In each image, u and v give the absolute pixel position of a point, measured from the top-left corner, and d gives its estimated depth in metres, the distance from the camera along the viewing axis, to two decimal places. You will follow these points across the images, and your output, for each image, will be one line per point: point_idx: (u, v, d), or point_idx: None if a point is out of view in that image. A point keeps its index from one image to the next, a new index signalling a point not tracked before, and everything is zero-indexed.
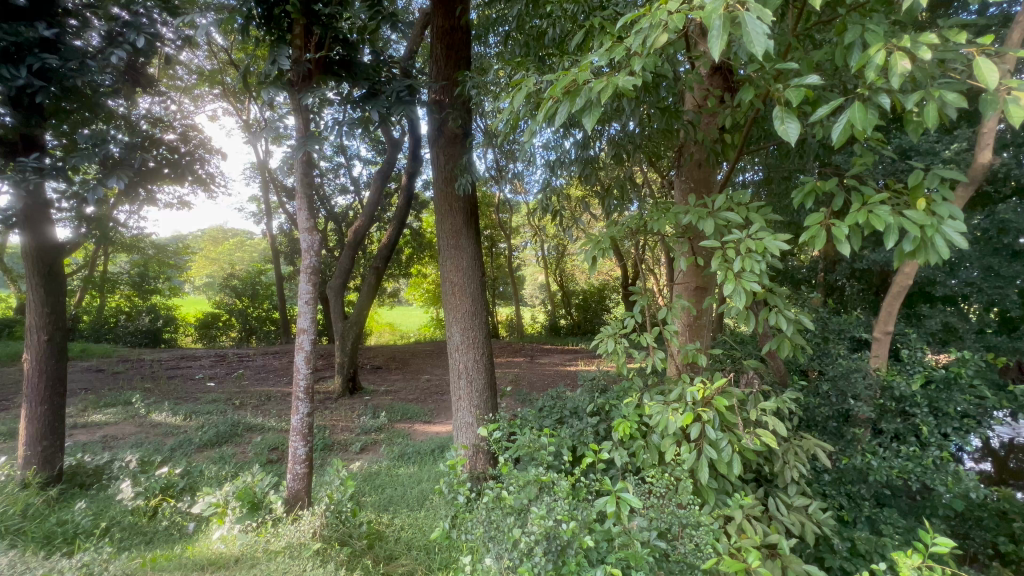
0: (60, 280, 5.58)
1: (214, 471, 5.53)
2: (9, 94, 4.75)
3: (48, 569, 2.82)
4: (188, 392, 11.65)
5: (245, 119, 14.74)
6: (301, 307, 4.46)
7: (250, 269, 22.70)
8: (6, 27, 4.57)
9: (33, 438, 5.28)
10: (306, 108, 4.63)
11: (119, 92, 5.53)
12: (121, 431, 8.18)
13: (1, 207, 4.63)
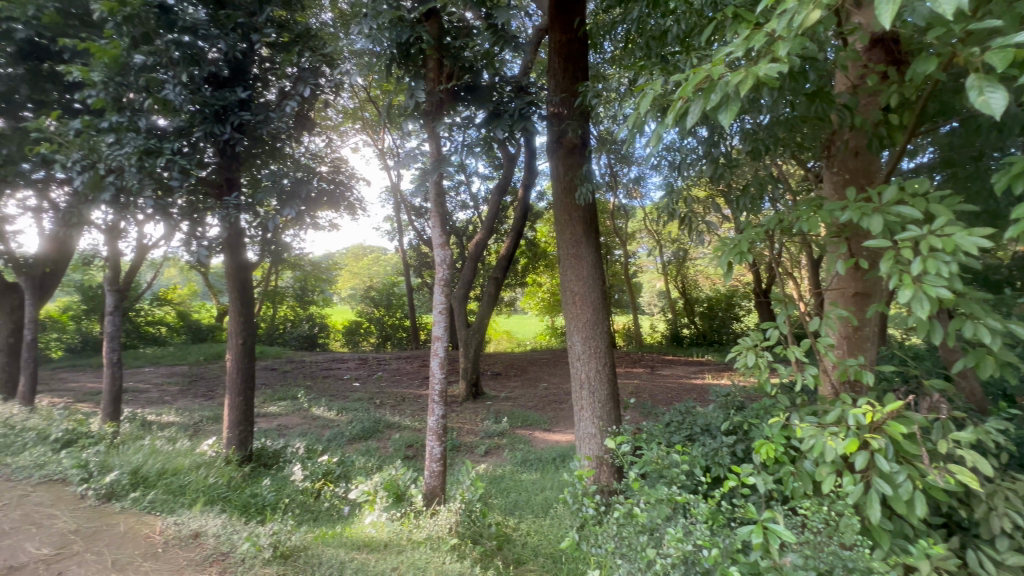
0: (250, 294, 6.79)
1: (363, 462, 6.24)
2: (218, 147, 5.97)
3: (248, 534, 3.43)
4: (339, 390, 13.33)
5: (381, 148, 16.58)
6: (436, 316, 4.83)
7: (386, 281, 25.32)
8: (217, 95, 5.76)
9: (232, 423, 6.47)
10: (439, 134, 5.04)
11: (292, 136, 6.62)
12: (291, 421, 9.66)
13: (214, 236, 5.81)
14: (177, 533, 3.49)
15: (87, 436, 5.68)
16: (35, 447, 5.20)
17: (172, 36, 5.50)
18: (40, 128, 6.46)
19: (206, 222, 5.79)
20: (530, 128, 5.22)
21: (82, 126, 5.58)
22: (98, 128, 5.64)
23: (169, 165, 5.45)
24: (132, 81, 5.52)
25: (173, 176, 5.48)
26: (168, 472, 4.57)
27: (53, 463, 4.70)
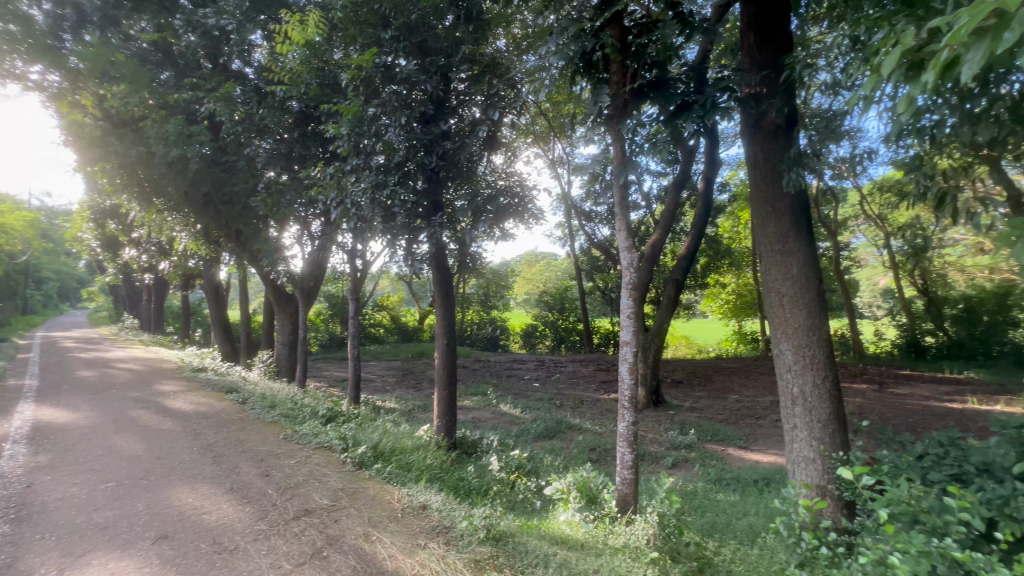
0: (452, 301, 7.71)
1: (551, 460, 6.52)
2: (427, 175, 6.95)
3: (465, 514, 3.90)
4: (521, 389, 14.23)
5: (552, 158, 17.25)
6: (623, 321, 4.79)
7: (559, 286, 26.14)
8: (425, 131, 6.73)
9: (441, 413, 7.43)
10: (624, 136, 5.01)
11: (483, 157, 7.31)
12: (483, 415, 10.67)
13: (425, 252, 6.80)
14: (409, 504, 4.17)
15: (342, 414, 7.21)
16: (311, 420, 6.82)
17: (392, 87, 6.65)
18: (308, 175, 8.47)
19: (419, 239, 6.81)
20: (726, 116, 4.80)
21: (334, 170, 7.12)
22: (344, 171, 7.15)
23: (393, 194, 6.61)
24: (366, 129, 6.83)
25: (396, 203, 6.65)
26: (398, 450, 5.47)
27: (323, 433, 6.08)
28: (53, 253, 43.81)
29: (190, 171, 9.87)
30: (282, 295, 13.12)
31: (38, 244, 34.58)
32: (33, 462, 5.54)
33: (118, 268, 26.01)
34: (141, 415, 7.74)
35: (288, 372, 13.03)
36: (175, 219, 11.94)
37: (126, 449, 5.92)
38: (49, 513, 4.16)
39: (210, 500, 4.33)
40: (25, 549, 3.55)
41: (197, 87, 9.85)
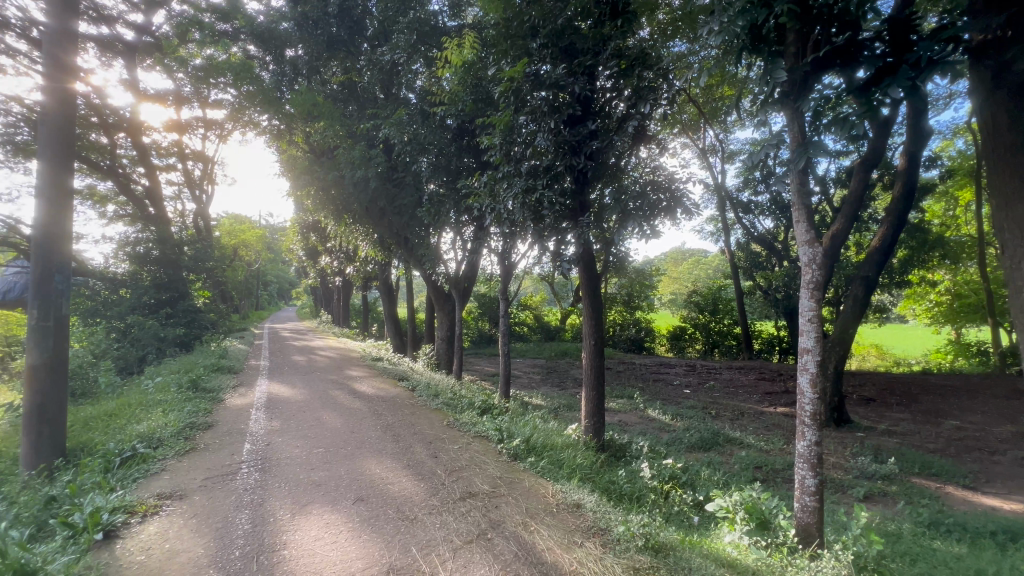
0: (599, 301, 7.65)
1: (708, 473, 6.02)
2: (575, 175, 7.02)
3: (620, 519, 3.86)
4: (671, 395, 13.49)
5: (703, 147, 15.98)
6: (802, 325, 4.21)
7: (711, 286, 24.07)
8: (574, 132, 6.84)
9: (588, 414, 7.44)
10: (803, 115, 4.41)
11: (633, 152, 7.08)
12: (630, 419, 10.36)
13: (573, 254, 6.87)
14: (564, 501, 4.27)
15: (496, 406, 7.69)
16: (469, 410, 7.43)
17: (542, 93, 6.85)
18: (464, 185, 9.23)
19: (567, 241, 6.95)
20: (949, 74, 4.03)
21: (488, 178, 7.64)
22: (496, 178, 7.63)
23: (542, 198, 6.86)
24: (517, 137, 7.20)
25: (546, 206, 6.91)
26: (549, 446, 5.63)
27: (481, 423, 6.59)
28: (274, 261, 55.26)
29: (370, 189, 11.51)
30: (441, 294, 14.47)
31: (265, 254, 43.94)
32: (270, 426, 7.08)
33: (318, 272, 31.76)
34: (338, 395, 9.32)
35: (446, 365, 14.39)
36: (359, 231, 14.06)
37: (330, 421, 7.22)
38: (282, 467, 5.27)
39: (393, 473, 5.00)
40: (270, 493, 4.56)
41: (376, 116, 11.41)
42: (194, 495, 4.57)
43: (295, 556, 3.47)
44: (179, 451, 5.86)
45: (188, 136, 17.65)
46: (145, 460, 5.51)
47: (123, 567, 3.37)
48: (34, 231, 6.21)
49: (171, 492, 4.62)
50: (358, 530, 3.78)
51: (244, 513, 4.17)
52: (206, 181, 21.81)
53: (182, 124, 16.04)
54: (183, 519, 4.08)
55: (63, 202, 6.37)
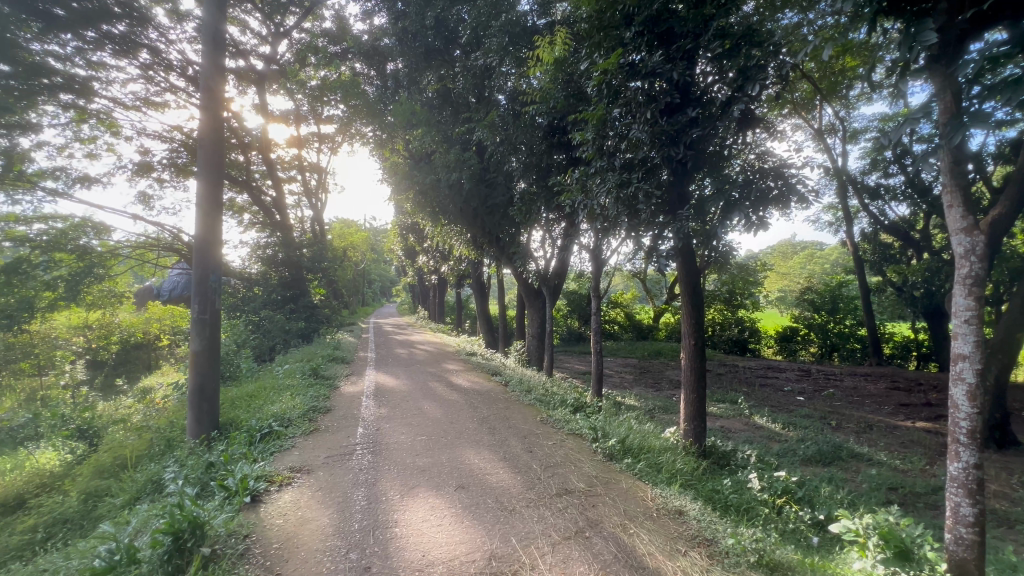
0: (699, 298, 7.21)
1: (829, 490, 5.40)
2: (673, 165, 6.70)
3: (728, 531, 3.65)
4: (781, 401, 12.33)
5: (819, 127, 14.32)
6: (957, 327, 3.62)
7: (828, 282, 21.55)
8: (671, 121, 6.50)
9: (688, 417, 7.09)
10: (956, 84, 3.78)
11: (739, 137, 6.55)
12: (734, 425, 9.66)
13: (671, 248, 6.57)
14: (664, 506, 4.13)
15: (588, 405, 7.61)
16: (562, 407, 7.45)
17: (637, 83, 6.62)
18: (555, 183, 9.24)
19: (664, 235, 6.67)
20: None
21: (580, 175, 7.59)
22: (589, 174, 7.55)
23: (638, 192, 6.67)
24: (611, 131, 7.08)
25: (641, 200, 6.70)
26: (646, 447, 5.44)
27: (574, 421, 6.58)
28: (377, 261, 59.84)
29: (464, 191, 11.97)
30: (531, 291, 14.62)
31: (370, 254, 47.76)
32: (379, 413, 7.71)
33: (416, 271, 33.82)
34: (436, 386, 9.87)
35: (537, 361, 14.56)
36: (453, 232, 14.71)
37: (431, 411, 7.68)
38: (390, 450, 5.72)
39: (491, 464, 5.19)
40: (381, 474, 4.97)
41: (469, 120, 11.80)
42: (319, 470, 5.13)
43: (405, 534, 3.74)
44: (306, 431, 6.62)
45: (305, 151, 19.68)
46: (279, 437, 6.30)
47: (267, 527, 3.91)
48: (194, 239, 7.35)
49: (300, 466, 5.24)
50: (461, 516, 3.98)
51: (361, 490, 4.59)
52: (321, 190, 24.20)
53: (301, 140, 17.93)
54: (311, 491, 4.61)
55: (215, 214, 7.48)
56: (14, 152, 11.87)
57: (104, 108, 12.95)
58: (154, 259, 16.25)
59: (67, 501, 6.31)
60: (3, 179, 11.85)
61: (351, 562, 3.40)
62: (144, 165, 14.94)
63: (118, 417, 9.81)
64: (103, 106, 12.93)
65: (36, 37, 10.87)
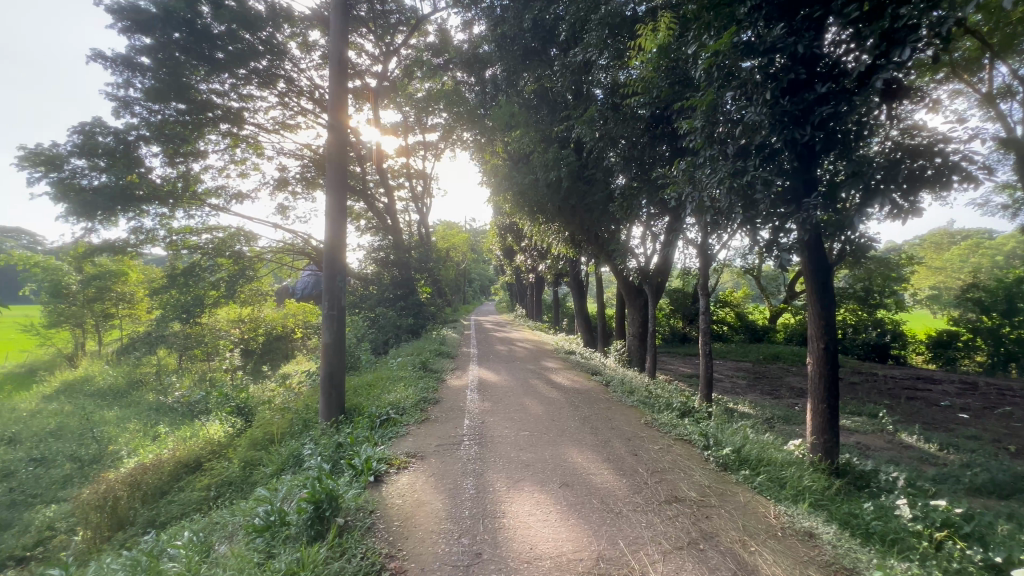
0: (831, 297, 6.41)
1: (1008, 528, 4.48)
2: (797, 150, 6.03)
3: (873, 562, 3.21)
4: (936, 418, 10.51)
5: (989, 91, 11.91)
6: None
7: (1002, 277, 17.86)
8: (795, 100, 5.85)
9: (815, 430, 6.37)
10: None
11: (883, 112, 5.69)
12: (874, 441, 8.44)
13: (795, 242, 5.93)
14: (791, 526, 3.77)
15: (697, 410, 7.17)
16: (667, 411, 7.11)
17: (751, 63, 6.04)
18: (658, 176, 8.84)
19: (786, 227, 6.07)
20: None
21: (686, 166, 7.18)
22: (696, 164, 7.14)
23: (754, 181, 6.12)
24: (723, 116, 6.60)
25: (758, 190, 6.17)
26: (766, 460, 4.98)
27: (682, 427, 6.26)
28: (477, 261, 62.26)
29: (563, 189, 11.96)
30: (632, 289, 14.14)
31: (470, 255, 49.88)
32: (483, 406, 8.04)
33: (514, 270, 34.63)
34: (537, 384, 10.01)
35: (638, 362, 14.08)
36: (551, 231, 14.77)
37: (533, 408, 7.81)
38: (495, 443, 5.93)
39: (594, 464, 5.13)
40: (488, 466, 5.17)
41: (567, 118, 11.75)
42: (432, 457, 5.50)
43: (514, 526, 3.85)
44: (418, 419, 7.12)
45: (412, 160, 21.13)
46: (395, 424, 6.87)
47: (388, 506, 4.28)
48: (323, 245, 8.27)
49: (415, 451, 5.66)
50: (566, 514, 4.00)
51: (469, 480, 4.82)
52: (426, 195, 25.79)
53: (409, 149, 19.25)
54: (425, 475, 4.95)
55: (339, 222, 8.35)
56: (188, 175, 14.42)
57: (252, 133, 15.11)
58: (291, 262, 18.62)
59: (231, 467, 7.53)
60: (183, 198, 14.44)
61: (463, 547, 3.58)
62: (282, 180, 17.17)
63: (266, 399, 11.42)
64: (251, 132, 15.10)
65: (202, 78, 13.12)
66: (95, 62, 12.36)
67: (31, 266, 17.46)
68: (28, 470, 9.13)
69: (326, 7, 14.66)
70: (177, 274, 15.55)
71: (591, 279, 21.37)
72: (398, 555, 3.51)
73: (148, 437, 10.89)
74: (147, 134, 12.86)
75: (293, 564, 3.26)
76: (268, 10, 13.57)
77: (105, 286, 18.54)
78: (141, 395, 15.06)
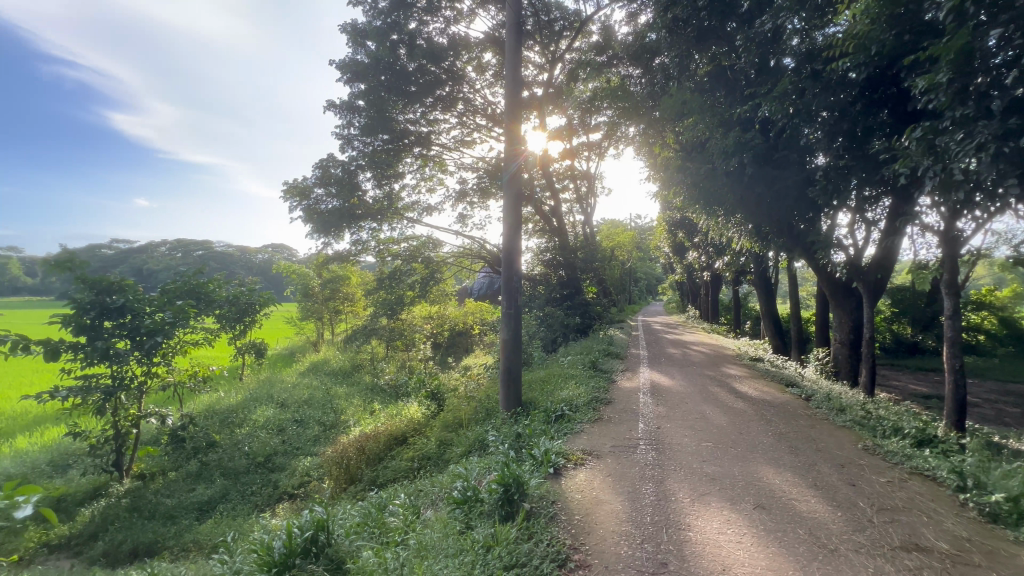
0: None
1: None
2: None
3: None
4: None
5: None
6: None
7: None
8: None
9: None
10: None
11: None
12: None
13: None
14: None
15: (942, 439, 5.68)
16: (897, 437, 5.80)
17: None
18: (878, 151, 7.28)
19: None
20: None
21: (924, 134, 5.73)
22: (940, 129, 5.60)
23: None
24: (983, 63, 5.07)
25: None
26: None
27: (922, 460, 5.05)
28: (643, 258, 59.82)
29: (746, 177, 10.72)
30: (839, 288, 11.91)
31: (635, 252, 48.19)
32: (658, 411, 7.71)
33: (684, 267, 32.36)
34: (718, 392, 9.15)
35: (848, 375, 11.80)
36: (729, 225, 13.34)
37: (715, 418, 7.19)
38: (675, 451, 5.63)
39: (798, 489, 4.48)
40: (668, 474, 4.95)
41: (751, 97, 10.47)
42: (608, 457, 5.49)
43: (701, 541, 3.61)
44: (591, 419, 7.19)
45: (576, 162, 21.37)
46: (570, 421, 7.06)
47: (568, 499, 4.43)
48: (501, 251, 8.97)
49: (590, 450, 5.72)
50: (765, 540, 3.57)
51: (648, 485, 4.68)
52: (591, 194, 25.83)
53: (574, 151, 19.55)
54: (602, 475, 4.97)
55: (514, 230, 8.94)
56: (392, 195, 17.10)
57: (438, 152, 17.20)
58: (470, 264, 20.63)
59: (429, 443, 8.74)
60: (390, 214, 17.23)
61: (647, 554, 3.50)
62: (462, 192, 19.13)
63: (453, 387, 12.91)
64: (437, 151, 17.17)
65: (401, 110, 15.40)
66: (330, 111, 15.52)
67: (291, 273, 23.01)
68: (292, 428, 12.04)
69: (498, 29, 15.83)
70: (384, 278, 18.68)
71: (782, 276, 18.66)
72: (580, 548, 3.63)
73: (368, 411, 13.31)
74: (365, 164, 15.52)
75: (489, 539, 3.67)
76: (450, 42, 15.32)
77: (336, 287, 23.27)
78: (361, 375, 18.56)
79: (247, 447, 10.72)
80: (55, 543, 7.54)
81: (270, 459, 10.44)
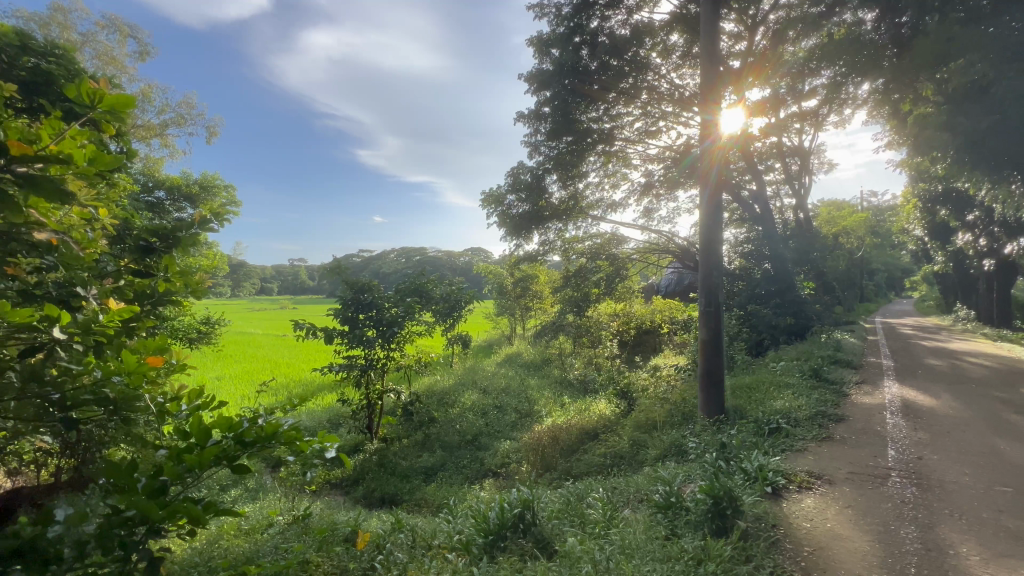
0: None
1: None
2: None
3: None
4: None
5: None
6: None
7: None
8: None
9: None
10: None
11: None
12: None
13: None
14: None
15: None
16: None
17: None
18: None
19: None
20: None
21: None
22: None
23: None
24: None
25: None
26: None
27: None
28: (881, 244, 48.02)
29: None
30: None
31: (869, 236, 39.03)
32: (917, 437, 6.14)
33: (948, 254, 24.89)
34: (1016, 420, 6.80)
35: None
36: None
37: (1013, 454, 5.41)
38: (950, 492, 4.53)
39: None
40: (940, 519, 4.08)
41: None
42: (844, 484, 4.76)
43: None
44: (817, 437, 6.14)
45: (785, 138, 18.23)
46: (788, 436, 6.14)
47: (794, 526, 3.99)
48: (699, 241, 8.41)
49: (819, 473, 5.00)
50: None
51: (909, 528, 3.96)
52: (805, 172, 21.89)
53: (781, 125, 16.81)
54: (839, 506, 4.35)
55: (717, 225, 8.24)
56: (577, 194, 17.34)
57: (621, 147, 16.80)
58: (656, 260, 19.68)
59: (622, 442, 8.69)
60: (574, 213, 17.46)
61: None
62: (648, 185, 18.31)
63: (642, 386, 12.51)
64: (620, 146, 16.81)
65: (583, 110, 15.54)
66: (518, 123, 16.55)
67: (489, 274, 25.54)
68: (493, 412, 13.41)
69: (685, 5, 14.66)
70: (570, 276, 19.09)
71: None
72: None
73: (557, 403, 13.92)
74: (551, 167, 16.21)
75: (700, 553, 3.54)
76: (632, 31, 14.84)
77: (527, 286, 24.85)
78: (551, 369, 19.53)
79: (458, 425, 12.36)
80: (334, 482, 9.96)
81: (477, 438, 11.83)
